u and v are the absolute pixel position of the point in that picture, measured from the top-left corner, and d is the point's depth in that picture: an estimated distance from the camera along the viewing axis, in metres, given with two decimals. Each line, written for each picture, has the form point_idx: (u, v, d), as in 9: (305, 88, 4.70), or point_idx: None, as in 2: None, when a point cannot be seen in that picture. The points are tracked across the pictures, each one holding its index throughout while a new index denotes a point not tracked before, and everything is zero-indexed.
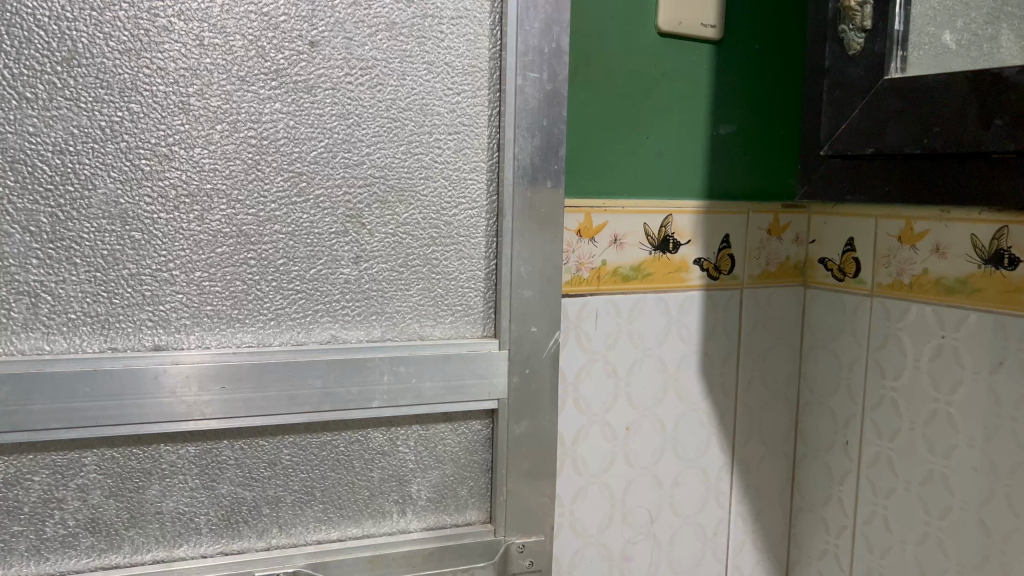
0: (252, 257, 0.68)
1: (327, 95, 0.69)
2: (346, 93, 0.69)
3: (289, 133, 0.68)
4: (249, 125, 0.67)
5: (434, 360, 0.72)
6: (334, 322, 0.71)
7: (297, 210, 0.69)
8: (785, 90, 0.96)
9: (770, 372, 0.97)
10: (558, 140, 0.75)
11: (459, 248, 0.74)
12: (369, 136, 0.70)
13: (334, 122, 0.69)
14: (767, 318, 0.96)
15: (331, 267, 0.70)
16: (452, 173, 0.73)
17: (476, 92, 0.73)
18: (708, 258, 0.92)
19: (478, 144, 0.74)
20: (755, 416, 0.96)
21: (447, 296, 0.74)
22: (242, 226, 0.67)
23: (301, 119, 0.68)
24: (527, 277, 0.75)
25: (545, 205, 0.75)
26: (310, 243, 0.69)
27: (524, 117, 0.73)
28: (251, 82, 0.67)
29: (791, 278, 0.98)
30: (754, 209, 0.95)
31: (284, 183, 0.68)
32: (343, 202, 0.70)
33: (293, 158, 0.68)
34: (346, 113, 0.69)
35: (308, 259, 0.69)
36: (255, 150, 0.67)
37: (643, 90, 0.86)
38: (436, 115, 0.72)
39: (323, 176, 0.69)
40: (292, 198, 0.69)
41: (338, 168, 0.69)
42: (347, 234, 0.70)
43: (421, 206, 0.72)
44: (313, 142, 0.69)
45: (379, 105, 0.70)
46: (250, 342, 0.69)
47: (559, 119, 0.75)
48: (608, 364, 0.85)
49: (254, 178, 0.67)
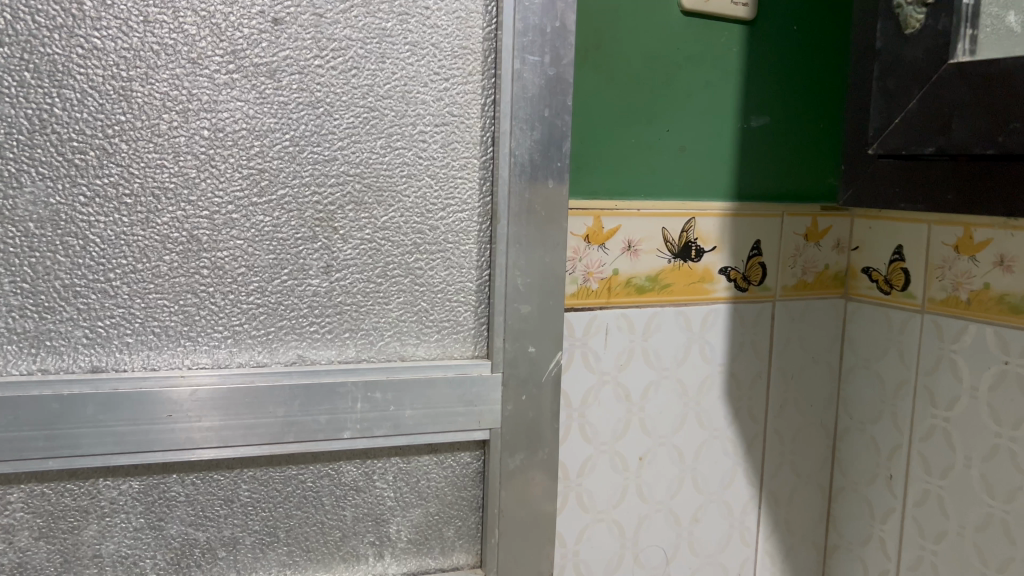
0: (204, 264, 0.59)
1: (293, 80, 0.60)
2: (316, 79, 0.60)
3: (248, 123, 0.59)
4: (202, 114, 0.58)
5: (416, 385, 0.63)
6: (300, 340, 0.62)
7: (257, 212, 0.60)
8: (827, 80, 0.86)
9: (805, 395, 0.87)
10: (563, 133, 0.65)
11: (446, 256, 0.65)
12: (342, 127, 0.61)
13: (302, 110, 0.60)
14: (804, 335, 0.86)
15: (296, 278, 0.61)
16: (439, 170, 0.64)
17: (467, 77, 0.64)
18: (736, 268, 0.82)
19: (469, 136, 0.64)
20: (789, 444, 0.86)
21: (433, 311, 0.65)
22: (194, 231, 0.59)
23: (262, 105, 0.59)
24: (525, 290, 0.65)
25: (547, 209, 0.66)
26: (272, 250, 0.60)
27: (523, 106, 0.63)
28: (203, 64, 0.58)
29: (830, 290, 0.87)
30: (790, 212, 0.85)
31: (242, 181, 0.59)
32: (311, 203, 0.61)
33: (253, 153, 0.59)
34: (314, 101, 0.60)
35: (269, 269, 0.61)
36: (209, 143, 0.59)
37: (663, 78, 0.76)
38: (419, 102, 0.62)
39: (288, 173, 0.60)
40: (252, 198, 0.60)
41: (306, 165, 0.60)
42: (315, 241, 0.61)
43: (403, 209, 0.63)
44: (276, 135, 0.60)
45: (353, 92, 0.61)
46: (203, 362, 0.60)
47: (564, 108, 0.65)
48: (618, 386, 0.77)
49: (207, 175, 0.59)
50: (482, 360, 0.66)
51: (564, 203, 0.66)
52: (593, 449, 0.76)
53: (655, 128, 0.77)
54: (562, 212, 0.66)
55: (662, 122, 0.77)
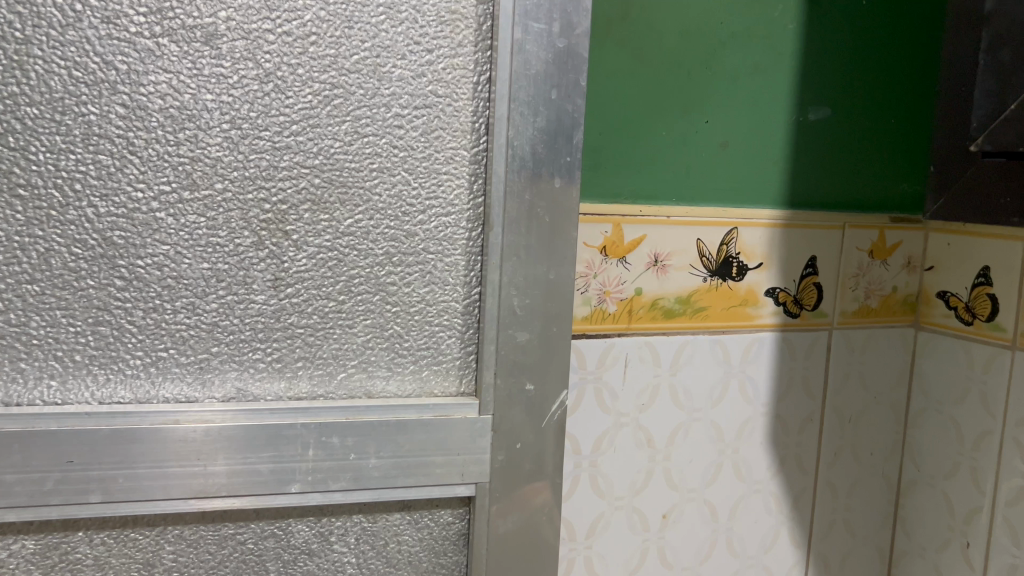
0: (120, 274, 0.48)
1: (234, 48, 0.48)
2: (264, 47, 0.48)
3: (176, 99, 0.47)
4: (120, 87, 0.46)
5: (384, 429, 0.51)
6: (240, 371, 0.50)
7: (187, 211, 0.48)
8: (866, 73, 0.81)
9: (864, 442, 0.85)
10: (576, 120, 0.52)
11: (426, 270, 0.52)
12: (297, 108, 0.49)
13: (246, 85, 0.48)
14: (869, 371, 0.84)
15: (236, 294, 0.49)
16: (419, 163, 0.51)
17: (457, 49, 0.51)
18: (785, 289, 0.78)
19: (458, 123, 0.52)
20: (849, 491, 0.84)
21: (408, 336, 0.53)
22: (108, 233, 0.47)
23: (195, 76, 0.47)
24: (523, 313, 0.53)
25: (553, 214, 0.53)
26: (206, 259, 0.49)
27: (524, 86, 0.51)
28: (120, 22, 0.46)
29: (898, 315, 0.85)
30: (849, 225, 0.81)
31: (167, 171, 0.48)
32: (255, 202, 0.49)
33: (183, 138, 0.48)
34: (260, 73, 0.48)
35: (202, 282, 0.49)
36: (128, 123, 0.47)
37: (689, 66, 0.71)
38: (395, 79, 0.50)
39: (225, 163, 0.48)
40: (180, 193, 0.48)
41: (250, 154, 0.49)
42: (259, 248, 0.49)
43: (373, 210, 0.51)
44: (212, 115, 0.48)
45: (311, 65, 0.49)
46: (118, 395, 0.49)
47: (577, 90, 0.52)
48: (639, 430, 0.73)
49: (125, 164, 0.47)
50: (468, 400, 0.53)
51: (574, 207, 0.53)
52: (632, 497, 0.73)
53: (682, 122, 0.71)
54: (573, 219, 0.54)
55: (688, 116, 0.72)
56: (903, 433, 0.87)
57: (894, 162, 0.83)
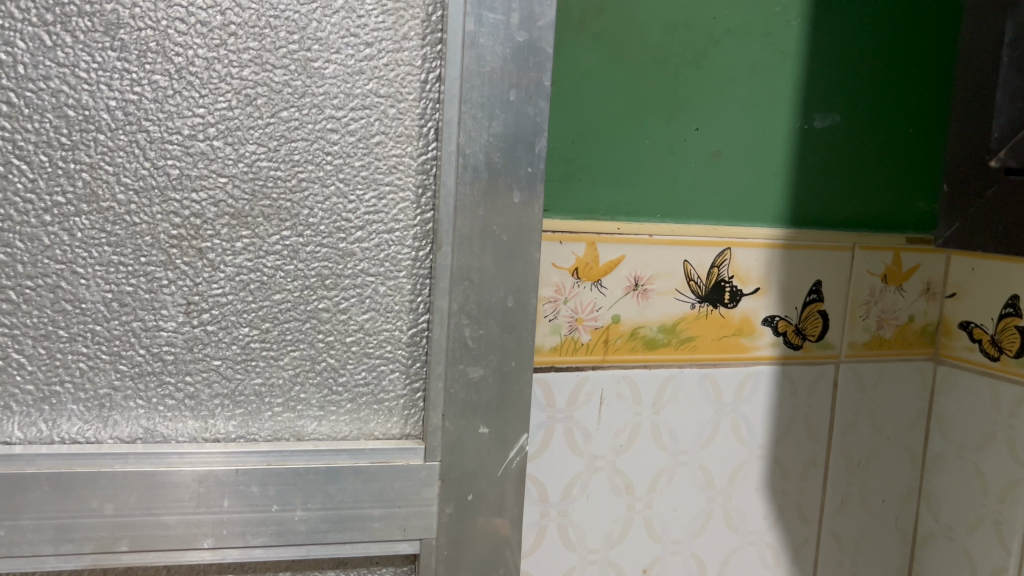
0: (7, 297, 0.41)
1: (140, 40, 0.41)
2: (173, 39, 0.42)
3: (71, 97, 0.41)
4: (4, 82, 0.40)
5: (314, 475, 0.45)
6: (148, 408, 0.44)
7: (85, 225, 0.42)
8: (883, 74, 0.74)
9: (874, 486, 0.78)
10: (537, 123, 0.45)
11: (363, 294, 0.46)
12: (214, 108, 0.43)
13: (154, 81, 0.42)
14: (878, 412, 0.78)
15: (143, 320, 0.43)
16: (356, 172, 0.45)
17: (402, 43, 0.45)
18: (785, 318, 0.72)
19: (402, 128, 0.45)
20: (856, 539, 0.78)
21: (344, 370, 0.46)
22: None
23: (94, 69, 0.41)
24: (476, 345, 0.46)
25: (512, 230, 0.45)
26: (107, 281, 0.43)
27: (477, 85, 0.44)
28: (3, 6, 0.40)
29: (916, 346, 0.79)
30: (860, 248, 0.75)
31: (61, 180, 0.41)
32: (164, 215, 0.43)
33: (80, 142, 0.41)
34: (170, 68, 0.42)
35: (103, 306, 0.43)
36: (14, 124, 0.40)
37: (678, 66, 0.65)
38: (327, 76, 0.44)
39: (130, 171, 0.42)
40: (75, 205, 0.42)
41: (158, 161, 0.42)
42: (168, 267, 0.43)
43: (302, 225, 0.44)
44: (113, 116, 0.42)
45: (229, 59, 0.43)
46: (5, 433, 0.42)
47: (538, 90, 0.45)
48: (616, 474, 0.68)
49: (11, 170, 0.41)
50: (411, 444, 0.46)
51: (535, 223, 0.46)
52: (607, 546, 0.68)
53: (671, 128, 0.65)
54: (534, 237, 0.46)
55: (679, 121, 0.66)
56: (919, 477, 0.81)
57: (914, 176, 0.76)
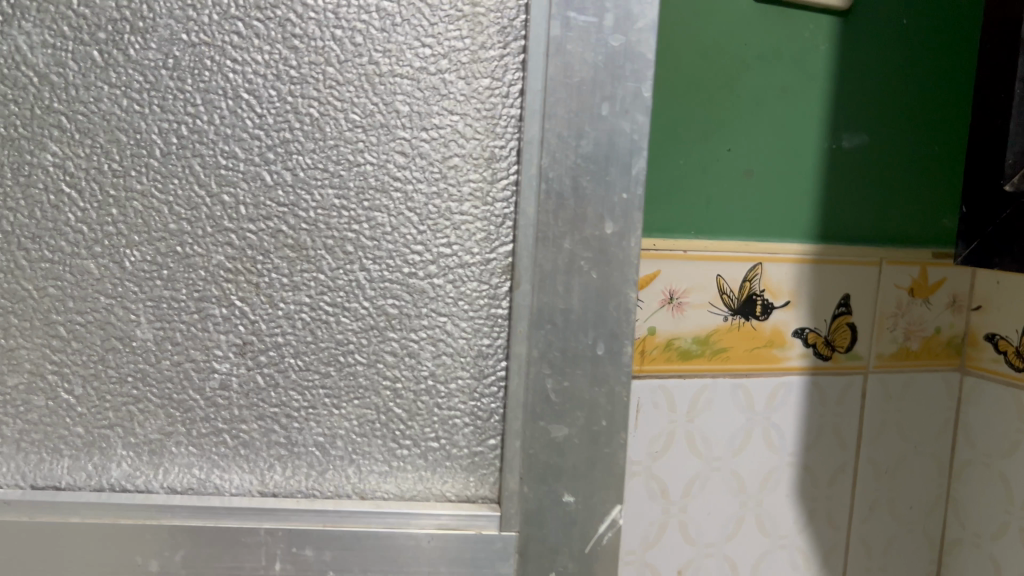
0: (58, 333, 0.41)
1: (196, 62, 0.40)
2: (228, 56, 0.40)
3: (122, 120, 0.40)
4: (65, 115, 0.40)
5: (373, 541, 0.41)
6: (198, 458, 0.42)
7: (137, 260, 0.41)
8: (879, 95, 0.84)
9: (903, 491, 0.90)
10: (634, 141, 0.41)
11: (435, 339, 0.42)
12: (272, 129, 0.41)
13: (208, 101, 0.40)
14: (902, 418, 0.89)
15: (194, 360, 0.41)
16: (428, 199, 0.41)
17: (476, 51, 0.41)
18: (815, 330, 0.83)
19: (479, 150, 0.41)
20: (875, 531, 0.89)
21: (411, 422, 0.42)
22: (48, 282, 0.41)
23: (148, 93, 0.40)
24: (560, 400, 0.41)
25: (603, 268, 0.41)
26: (159, 316, 0.41)
27: (563, 99, 0.40)
28: (66, 38, 0.40)
29: (944, 357, 0.91)
30: (887, 263, 0.86)
31: (111, 212, 0.41)
32: (218, 247, 0.41)
33: (133, 171, 0.40)
34: (224, 86, 0.40)
35: (154, 344, 0.41)
36: (73, 156, 0.40)
37: (712, 96, 0.75)
38: (397, 92, 0.41)
39: (182, 201, 0.41)
40: (127, 237, 0.41)
41: (214, 190, 0.41)
42: (223, 303, 0.41)
43: (366, 257, 0.41)
44: (169, 144, 0.40)
45: (287, 77, 0.41)
46: (54, 477, 0.42)
47: (636, 104, 0.40)
48: (656, 480, 0.79)
49: (69, 202, 0.40)
50: (486, 510, 0.42)
51: (631, 260, 0.41)
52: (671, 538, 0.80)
53: (702, 141, 0.76)
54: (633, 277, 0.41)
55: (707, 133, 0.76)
56: (947, 480, 0.93)
57: (906, 189, 0.86)
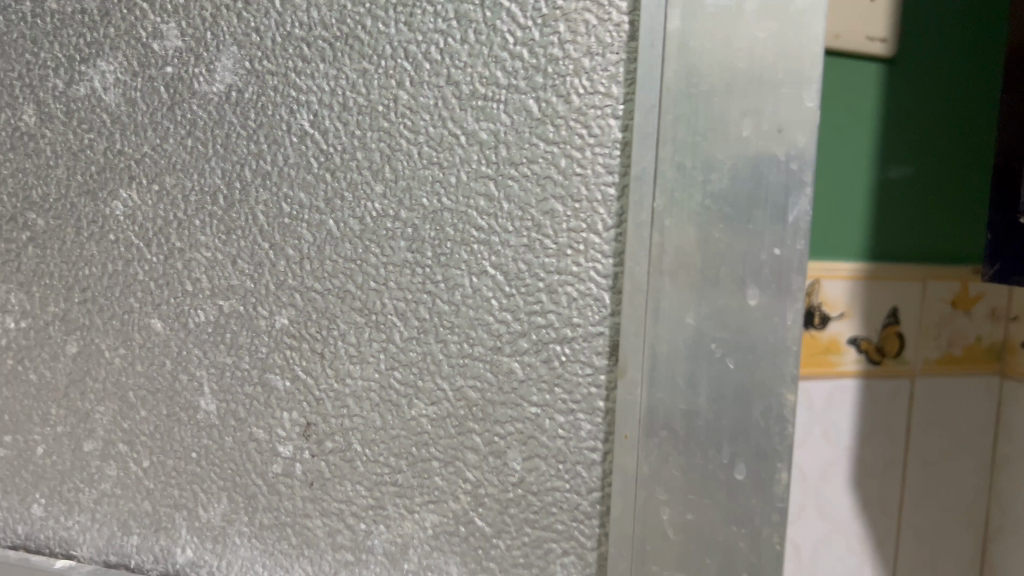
0: (129, 398, 0.37)
1: (259, 94, 0.34)
2: (292, 84, 0.34)
3: (188, 164, 0.35)
4: (135, 160, 0.36)
5: None
6: (261, 553, 0.36)
7: (201, 322, 0.36)
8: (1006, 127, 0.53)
9: (953, 494, 0.56)
10: (791, 173, 0.28)
11: (526, 437, 0.32)
12: (339, 169, 0.34)
13: (274, 139, 0.34)
14: (941, 418, 0.55)
15: (257, 440, 0.35)
16: (519, 253, 0.32)
17: (582, 60, 0.31)
18: (863, 339, 0.54)
19: (586, 191, 0.31)
20: (913, 556, 0.56)
21: (500, 542, 0.33)
22: (120, 340, 0.37)
23: (214, 131, 0.35)
24: (681, 540, 0.29)
25: (749, 355, 0.28)
26: (221, 386, 0.36)
27: (685, 114, 0.28)
28: (138, 73, 0.36)
29: (976, 365, 0.56)
30: (934, 270, 0.54)
31: (177, 266, 0.36)
32: (279, 307, 0.35)
33: (197, 219, 0.35)
34: (288, 120, 0.34)
35: (217, 418, 0.36)
36: (142, 203, 0.36)
37: None
38: (483, 117, 0.32)
39: (246, 255, 0.35)
40: (192, 294, 0.36)
41: (276, 242, 0.34)
42: (285, 375, 0.35)
43: (444, 328, 0.33)
44: (232, 189, 0.35)
45: (356, 105, 0.33)
46: (125, 555, 0.38)
47: (793, 120, 0.27)
48: None
49: (138, 254, 0.36)
50: None
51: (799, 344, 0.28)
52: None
53: None
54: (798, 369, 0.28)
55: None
56: (992, 480, 0.57)
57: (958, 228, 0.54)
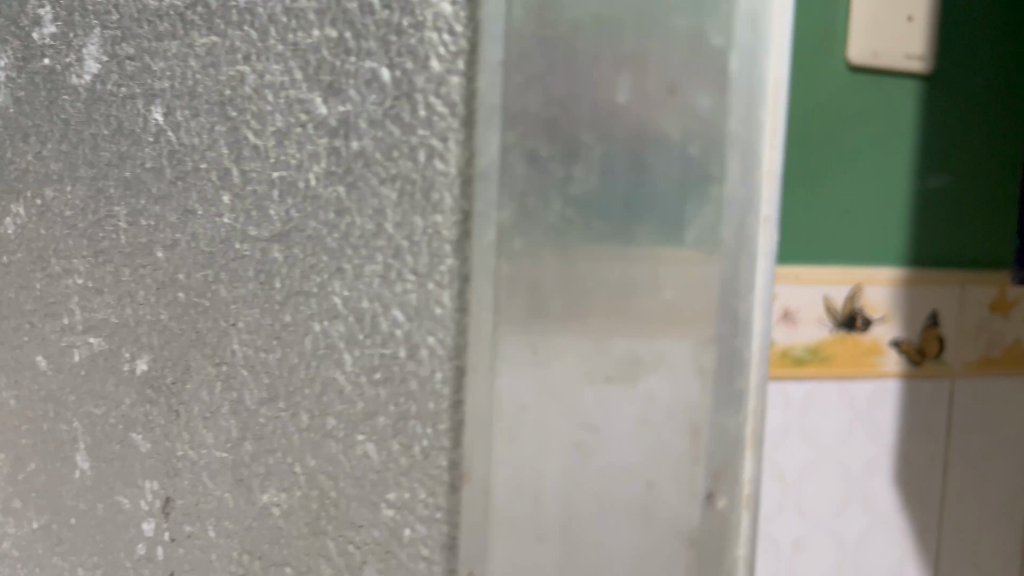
0: (25, 446, 0.32)
1: (118, 85, 0.28)
2: (147, 70, 0.27)
3: (64, 173, 0.30)
4: (23, 170, 0.31)
5: None
6: None
7: (77, 363, 0.30)
8: None
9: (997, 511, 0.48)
10: (688, 163, 0.17)
11: (384, 552, 0.22)
12: (190, 179, 0.26)
13: (132, 139, 0.27)
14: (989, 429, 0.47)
15: (124, 512, 0.29)
16: (374, 288, 0.22)
17: (444, 4, 0.20)
18: (907, 340, 0.46)
19: (450, 199, 0.20)
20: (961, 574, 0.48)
21: None
22: (17, 378, 0.32)
23: (83, 132, 0.29)
24: None
25: (635, 460, 0.18)
26: (95, 441, 0.29)
27: (541, 71, 0.18)
28: (27, 72, 0.31)
29: None
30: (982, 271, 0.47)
31: (58, 294, 0.30)
32: (140, 349, 0.28)
33: (72, 239, 0.29)
34: (144, 115, 0.27)
35: (93, 480, 0.30)
36: (29, 220, 0.31)
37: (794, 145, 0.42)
38: (330, 96, 0.23)
39: (112, 284, 0.28)
40: (70, 330, 0.30)
41: (136, 267, 0.28)
42: (147, 434, 0.28)
43: (293, 388, 0.24)
44: (99, 202, 0.29)
45: (202, 92, 0.25)
46: None
47: (704, 74, 0.17)
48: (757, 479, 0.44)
49: (27, 281, 0.31)
50: None
51: (738, 445, 0.17)
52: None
53: None
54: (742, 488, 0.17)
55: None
56: None
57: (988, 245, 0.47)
